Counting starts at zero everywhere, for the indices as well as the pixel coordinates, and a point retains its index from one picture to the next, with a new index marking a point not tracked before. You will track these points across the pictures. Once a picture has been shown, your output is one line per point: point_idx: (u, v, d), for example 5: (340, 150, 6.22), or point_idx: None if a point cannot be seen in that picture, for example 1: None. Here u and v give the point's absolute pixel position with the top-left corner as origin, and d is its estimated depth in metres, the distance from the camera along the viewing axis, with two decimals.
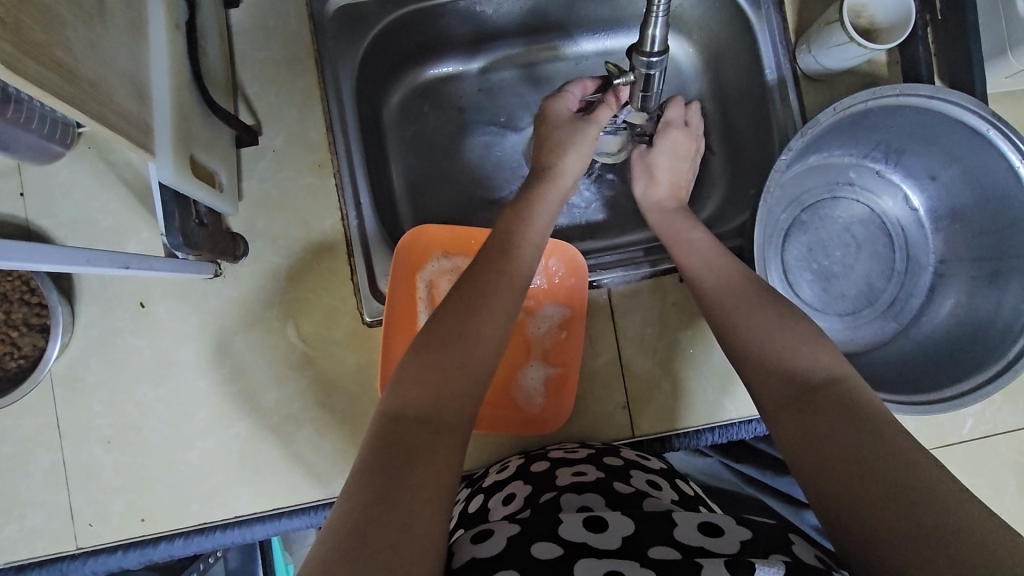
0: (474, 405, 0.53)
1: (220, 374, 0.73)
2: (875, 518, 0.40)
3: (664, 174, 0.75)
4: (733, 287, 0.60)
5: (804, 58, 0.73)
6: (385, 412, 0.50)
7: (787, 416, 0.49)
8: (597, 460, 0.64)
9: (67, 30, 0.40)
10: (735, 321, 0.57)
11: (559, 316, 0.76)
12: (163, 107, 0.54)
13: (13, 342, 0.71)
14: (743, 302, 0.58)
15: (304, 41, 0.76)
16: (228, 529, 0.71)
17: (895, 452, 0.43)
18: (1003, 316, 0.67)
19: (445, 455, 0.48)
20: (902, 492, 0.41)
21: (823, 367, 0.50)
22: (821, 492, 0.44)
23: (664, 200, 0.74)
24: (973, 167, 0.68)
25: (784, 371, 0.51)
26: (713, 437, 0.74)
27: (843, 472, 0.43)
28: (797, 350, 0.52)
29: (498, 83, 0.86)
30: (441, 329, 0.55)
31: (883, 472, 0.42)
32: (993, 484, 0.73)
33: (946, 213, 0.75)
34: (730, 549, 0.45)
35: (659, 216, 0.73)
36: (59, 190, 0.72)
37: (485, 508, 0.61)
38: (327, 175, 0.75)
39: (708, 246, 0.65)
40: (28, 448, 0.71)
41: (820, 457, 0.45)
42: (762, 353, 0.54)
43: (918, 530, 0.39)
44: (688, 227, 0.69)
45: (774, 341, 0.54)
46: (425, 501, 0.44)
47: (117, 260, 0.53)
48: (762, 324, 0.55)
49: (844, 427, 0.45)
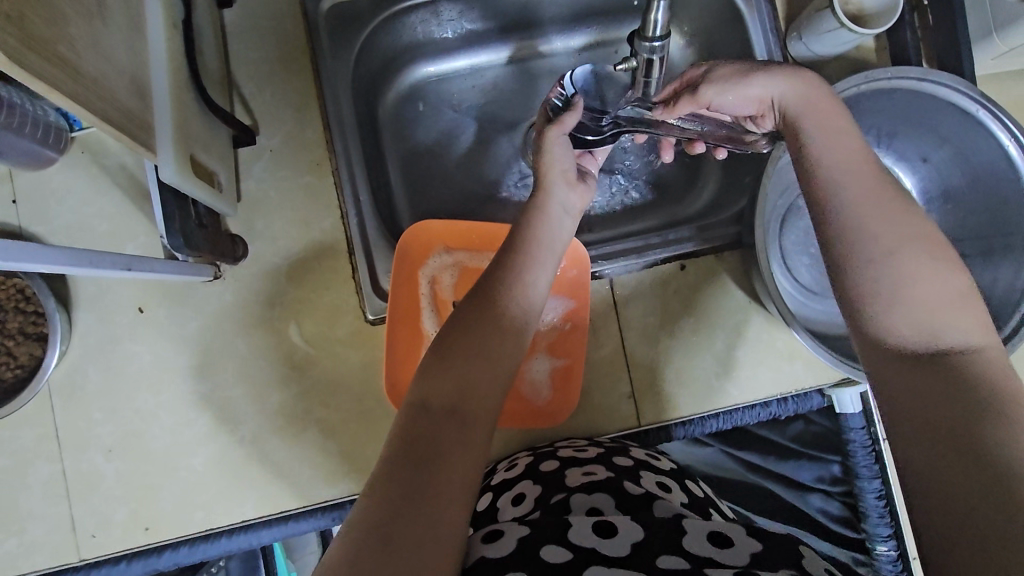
0: (498, 399, 0.52)
1: (222, 377, 0.72)
2: (954, 490, 0.41)
3: (771, 80, 0.60)
4: (881, 218, 0.51)
5: (796, 45, 0.74)
6: (417, 400, 0.50)
7: (902, 372, 0.47)
8: (607, 460, 0.64)
9: (69, 26, 0.39)
10: (853, 252, 0.51)
11: (563, 308, 0.75)
12: (164, 106, 0.53)
13: (9, 352, 0.70)
14: (876, 252, 0.50)
15: (300, 40, 0.76)
16: (234, 534, 0.70)
17: (1002, 431, 0.42)
18: (998, 293, 0.67)
19: (469, 452, 0.48)
20: (1001, 485, 0.40)
21: (956, 336, 0.47)
22: (913, 459, 0.44)
23: (788, 96, 0.59)
24: (964, 148, 0.70)
25: (910, 332, 0.48)
26: (718, 423, 0.74)
27: (939, 449, 0.43)
28: (926, 312, 0.48)
29: (495, 80, 0.86)
30: (477, 324, 0.54)
31: (983, 464, 0.41)
32: None
33: (938, 194, 0.75)
34: (740, 560, 0.46)
35: (808, 111, 0.58)
36: (52, 195, 0.71)
37: (494, 507, 0.61)
38: (325, 173, 0.75)
39: (841, 168, 0.54)
40: (26, 459, 0.69)
41: (923, 429, 0.44)
42: (886, 307, 0.49)
43: (1002, 531, 0.39)
44: (829, 131, 0.56)
45: (910, 289, 0.49)
46: (449, 501, 0.45)
47: (120, 262, 0.53)
48: (904, 268, 0.49)
49: (958, 405, 0.44)
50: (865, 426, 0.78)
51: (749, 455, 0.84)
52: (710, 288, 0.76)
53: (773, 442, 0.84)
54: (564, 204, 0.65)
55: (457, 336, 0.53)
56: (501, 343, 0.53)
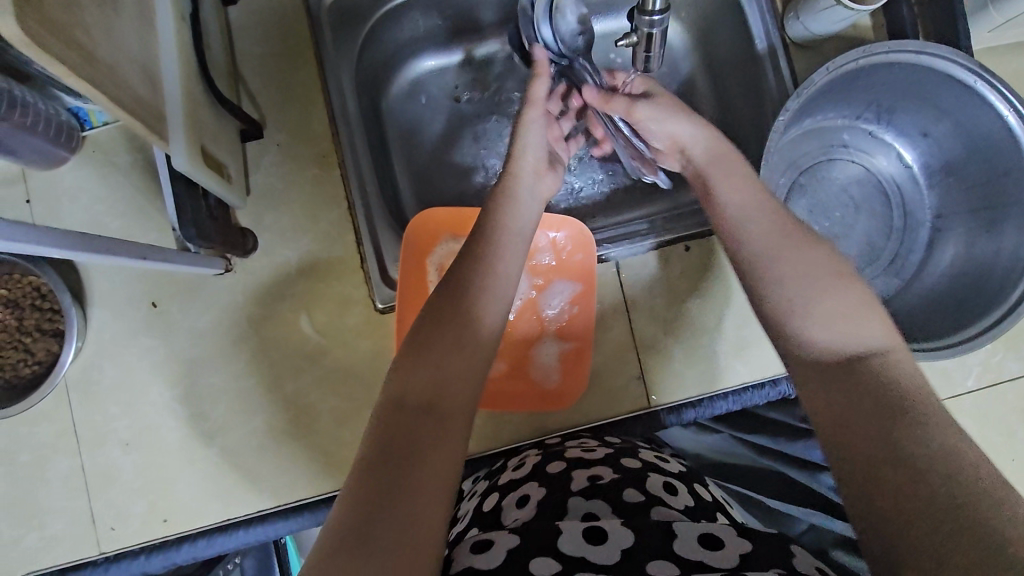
0: (476, 390, 0.53)
1: (235, 368, 0.73)
2: (889, 489, 0.40)
3: (685, 133, 0.67)
4: (790, 245, 0.55)
5: (793, 25, 0.76)
6: (392, 399, 0.50)
7: (820, 397, 0.47)
8: (614, 461, 0.63)
9: (84, 14, 0.40)
10: (767, 272, 0.54)
11: (569, 292, 0.76)
12: (174, 97, 0.54)
13: (27, 349, 0.71)
14: (787, 274, 0.53)
15: (303, 35, 0.77)
16: (252, 525, 0.71)
17: (925, 428, 0.41)
18: (1003, 262, 0.68)
19: (445, 450, 0.48)
20: (932, 481, 0.39)
21: (869, 339, 0.49)
22: (847, 462, 0.43)
23: (696, 143, 0.66)
24: (963, 120, 0.70)
25: (827, 344, 0.49)
26: (728, 404, 0.75)
27: (867, 448, 0.42)
28: (838, 324, 0.50)
29: (490, 67, 0.87)
30: (454, 318, 0.54)
31: (910, 461, 0.40)
32: (1002, 431, 0.76)
33: (939, 167, 0.76)
34: (729, 563, 0.46)
35: (712, 163, 0.64)
36: (65, 194, 0.73)
37: (499, 506, 0.60)
38: (332, 165, 0.76)
39: (745, 203, 0.59)
40: (45, 455, 0.70)
41: (848, 432, 0.44)
42: (801, 320, 0.51)
43: (937, 528, 0.37)
44: (730, 172, 0.62)
45: (814, 304, 0.51)
46: (427, 500, 0.44)
47: (135, 252, 0.54)
48: (812, 285, 0.52)
49: (879, 405, 0.44)
50: None
51: (757, 439, 0.86)
52: (716, 268, 0.76)
53: (782, 422, 0.85)
54: (533, 190, 0.67)
55: (428, 334, 0.53)
56: (474, 338, 0.54)
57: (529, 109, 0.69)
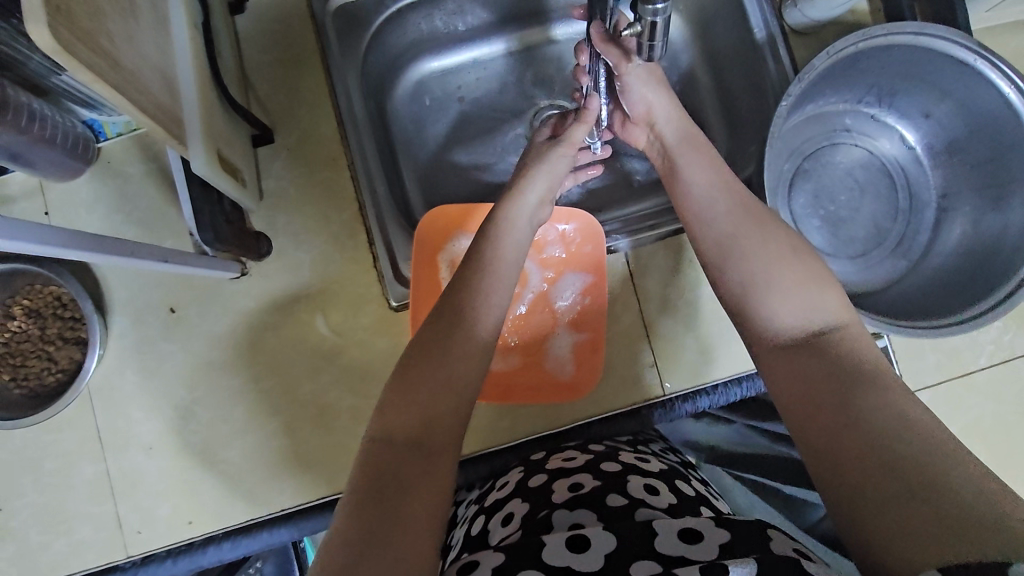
0: (463, 421, 0.54)
1: (254, 369, 0.74)
2: (853, 466, 0.44)
3: (661, 107, 0.71)
4: (762, 236, 0.58)
5: (791, 12, 0.77)
6: (380, 433, 0.51)
7: (787, 389, 0.50)
8: (595, 467, 0.62)
9: (107, 21, 0.42)
10: (731, 253, 0.58)
11: (580, 283, 0.77)
12: (191, 102, 0.55)
13: (49, 357, 0.73)
14: (744, 248, 0.58)
15: (310, 41, 0.79)
16: (275, 525, 0.71)
17: (880, 401, 0.45)
18: (1011, 236, 0.69)
19: (432, 483, 0.49)
20: (890, 450, 0.43)
21: (825, 316, 0.53)
22: (814, 449, 0.46)
23: (664, 129, 0.70)
24: (964, 100, 0.71)
25: (789, 327, 0.53)
26: (742, 390, 0.75)
27: (829, 431, 0.46)
28: (801, 297, 0.54)
29: (495, 69, 0.89)
30: (443, 343, 0.56)
31: (871, 433, 0.44)
32: (1018, 407, 0.76)
33: (941, 148, 0.77)
34: (707, 555, 0.46)
35: (680, 145, 0.68)
36: (82, 205, 0.74)
37: (486, 531, 0.60)
38: (342, 168, 0.77)
39: (711, 186, 0.63)
40: (71, 461, 0.71)
41: (809, 417, 0.48)
42: (763, 293, 0.55)
43: (901, 492, 0.40)
44: (695, 156, 0.66)
45: (774, 283, 0.55)
46: (416, 534, 0.46)
47: (157, 254, 0.55)
48: (772, 261, 0.56)
49: (839, 384, 0.48)
50: None
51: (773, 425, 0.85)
52: None
53: None
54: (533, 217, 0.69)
55: (417, 368, 0.54)
56: (464, 369, 0.55)
57: (559, 147, 0.72)
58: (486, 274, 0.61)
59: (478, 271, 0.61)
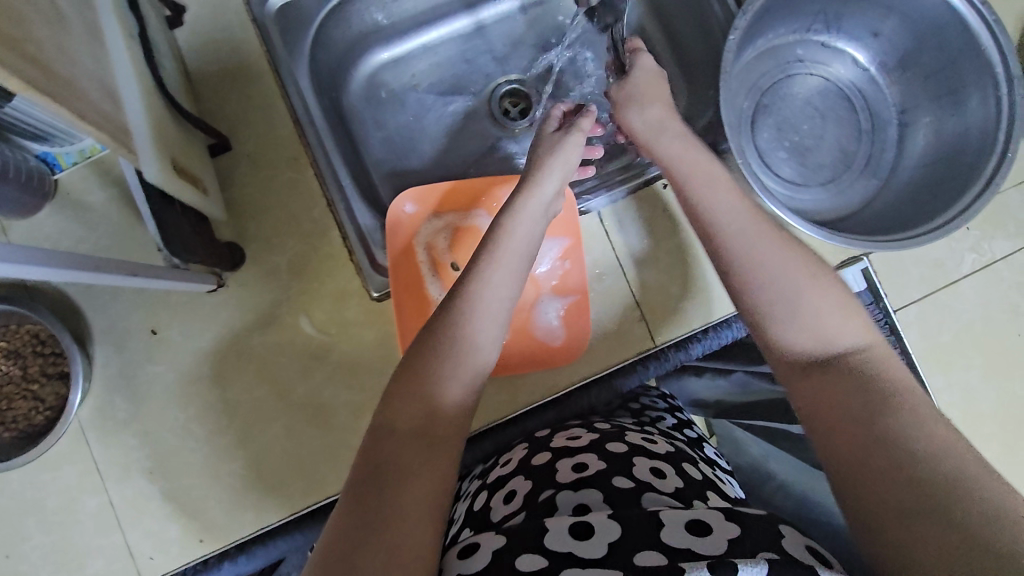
0: (468, 418, 0.54)
1: (245, 379, 0.73)
2: (872, 474, 0.43)
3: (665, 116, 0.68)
4: (771, 240, 0.56)
5: None
6: (382, 425, 0.51)
7: (807, 388, 0.51)
8: (601, 447, 0.61)
9: (33, 29, 0.41)
10: (757, 257, 0.56)
11: (557, 249, 0.76)
12: (136, 112, 0.55)
13: (36, 396, 0.72)
14: (754, 236, 0.57)
15: (253, 47, 0.78)
16: (287, 531, 0.71)
17: (909, 416, 0.45)
18: (974, 138, 0.69)
19: (435, 473, 0.49)
20: (907, 462, 0.43)
21: (854, 330, 0.52)
22: (832, 446, 0.47)
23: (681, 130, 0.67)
24: (909, 12, 0.71)
25: (818, 328, 0.52)
26: (734, 331, 0.76)
27: (858, 433, 0.46)
28: (825, 320, 0.52)
29: (447, 52, 0.88)
30: (452, 344, 0.55)
31: (891, 438, 0.44)
32: (1004, 310, 0.77)
33: (894, 64, 0.77)
34: (719, 550, 0.45)
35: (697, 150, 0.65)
36: (46, 240, 0.73)
37: (487, 507, 0.60)
38: (304, 166, 0.77)
39: (733, 205, 0.60)
40: (72, 497, 0.70)
41: (834, 417, 0.48)
42: (791, 317, 0.53)
43: (923, 511, 0.40)
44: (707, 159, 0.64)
45: (807, 296, 0.53)
46: (417, 526, 0.46)
47: (124, 268, 0.55)
48: (803, 282, 0.54)
49: (868, 393, 0.47)
50: (876, 301, 0.75)
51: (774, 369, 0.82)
52: None
53: None
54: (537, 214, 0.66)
55: (418, 360, 0.54)
56: (468, 366, 0.55)
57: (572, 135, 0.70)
58: (489, 267, 0.60)
59: (478, 266, 0.60)
